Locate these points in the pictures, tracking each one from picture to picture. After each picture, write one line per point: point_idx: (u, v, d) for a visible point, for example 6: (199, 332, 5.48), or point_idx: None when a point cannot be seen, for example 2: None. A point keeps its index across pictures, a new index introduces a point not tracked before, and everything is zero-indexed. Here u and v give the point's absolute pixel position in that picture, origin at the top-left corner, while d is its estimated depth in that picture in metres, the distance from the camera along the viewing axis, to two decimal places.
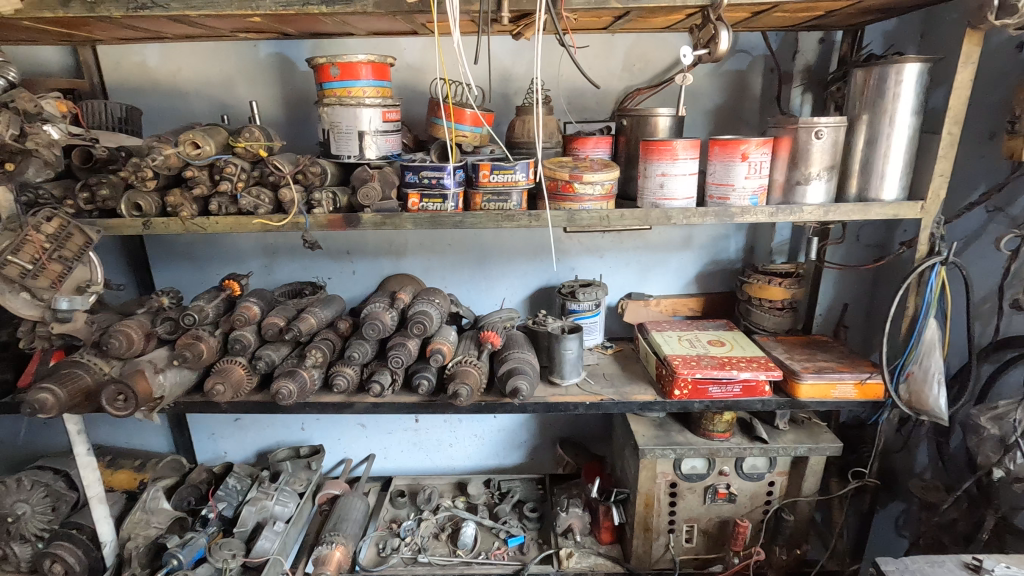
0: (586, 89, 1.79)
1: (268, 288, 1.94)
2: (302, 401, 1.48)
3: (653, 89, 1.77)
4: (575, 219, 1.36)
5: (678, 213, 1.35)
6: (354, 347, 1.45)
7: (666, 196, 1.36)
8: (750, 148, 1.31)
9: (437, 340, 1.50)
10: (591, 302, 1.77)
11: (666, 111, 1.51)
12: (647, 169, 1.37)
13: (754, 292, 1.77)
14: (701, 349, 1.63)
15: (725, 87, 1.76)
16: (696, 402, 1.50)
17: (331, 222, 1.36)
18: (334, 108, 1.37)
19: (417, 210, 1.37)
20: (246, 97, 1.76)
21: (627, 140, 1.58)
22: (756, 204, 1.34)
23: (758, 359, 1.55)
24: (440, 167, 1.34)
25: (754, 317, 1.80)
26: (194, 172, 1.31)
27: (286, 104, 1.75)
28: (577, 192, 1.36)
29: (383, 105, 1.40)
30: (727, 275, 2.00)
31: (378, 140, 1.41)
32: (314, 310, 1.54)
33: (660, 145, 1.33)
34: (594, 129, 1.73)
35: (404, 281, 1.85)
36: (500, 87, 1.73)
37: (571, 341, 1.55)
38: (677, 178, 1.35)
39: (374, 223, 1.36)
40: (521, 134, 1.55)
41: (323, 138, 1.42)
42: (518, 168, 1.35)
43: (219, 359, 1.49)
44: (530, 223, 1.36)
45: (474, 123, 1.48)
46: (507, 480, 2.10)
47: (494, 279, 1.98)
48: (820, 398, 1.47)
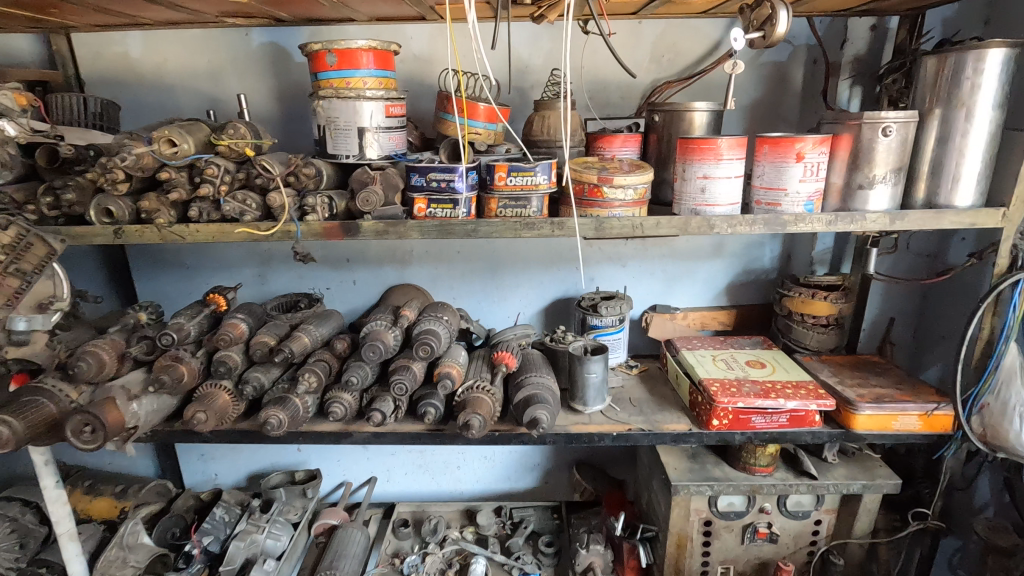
0: (609, 81, 1.63)
1: (261, 299, 1.78)
2: (293, 431, 1.32)
3: (684, 82, 1.61)
4: (605, 229, 1.19)
5: (722, 222, 1.18)
6: (352, 371, 1.29)
7: (708, 202, 1.19)
8: (806, 147, 1.14)
9: (445, 363, 1.34)
10: (615, 317, 1.60)
11: (703, 105, 1.34)
12: (686, 171, 1.20)
13: (795, 306, 1.60)
14: (740, 371, 1.46)
15: (764, 80, 1.59)
16: (737, 434, 1.33)
17: (327, 230, 1.20)
18: (330, 102, 1.21)
19: (424, 217, 1.21)
20: (235, 90, 1.60)
21: (658, 138, 1.41)
22: (811, 212, 1.17)
23: (805, 384, 1.38)
24: (451, 169, 1.18)
25: (795, 335, 1.62)
26: (171, 174, 1.14)
27: (278, 98, 1.59)
28: (605, 198, 1.19)
29: (386, 98, 1.23)
30: (762, 286, 1.82)
31: (381, 137, 1.24)
32: (308, 328, 1.38)
33: (702, 143, 1.17)
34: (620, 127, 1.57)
35: (409, 293, 1.69)
36: (515, 80, 1.57)
37: (595, 364, 1.38)
38: (721, 181, 1.18)
39: (375, 232, 1.20)
40: (540, 131, 1.39)
41: (318, 135, 1.26)
42: (539, 170, 1.20)
43: (201, 383, 1.33)
44: (553, 232, 1.19)
45: (488, 119, 1.34)
46: (519, 508, 1.93)
47: (507, 290, 1.81)
48: (879, 431, 1.30)
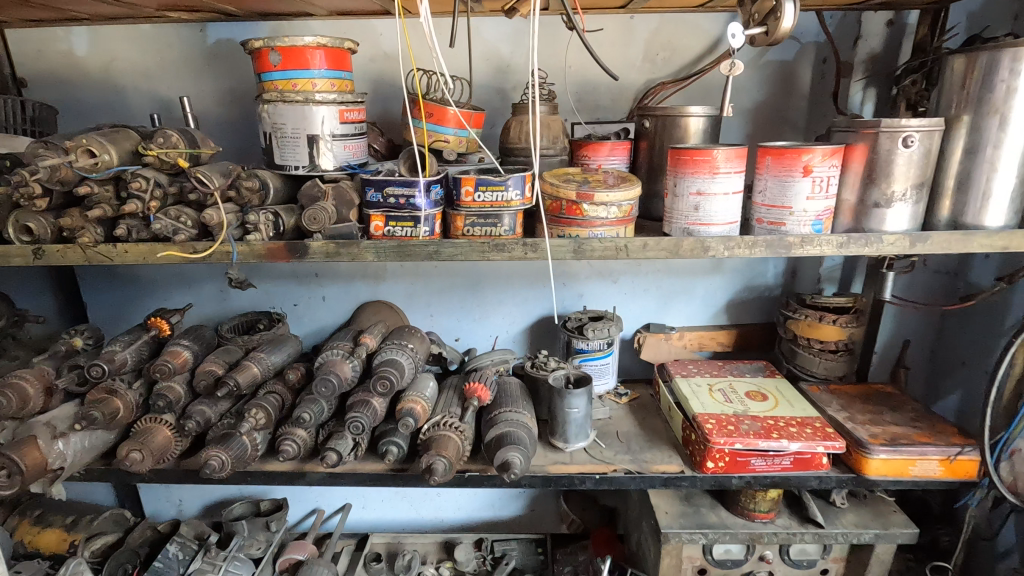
0: (598, 82, 1.49)
1: (221, 316, 1.65)
2: (240, 471, 1.19)
3: (680, 84, 1.47)
4: (584, 251, 1.05)
5: (718, 243, 1.04)
6: (304, 407, 1.15)
7: (703, 221, 1.05)
8: (814, 159, 1.00)
9: (408, 397, 1.20)
10: (602, 340, 1.46)
11: (698, 110, 1.21)
12: (677, 185, 1.06)
13: (800, 331, 1.45)
14: (739, 405, 1.31)
15: (768, 82, 1.45)
16: (734, 478, 1.19)
17: (272, 251, 1.06)
18: (275, 106, 1.07)
19: (382, 236, 1.08)
20: (184, 92, 1.46)
21: (649, 146, 1.27)
22: (820, 232, 1.03)
23: (812, 422, 1.23)
24: (410, 183, 1.04)
25: (800, 361, 1.47)
26: (92, 188, 1.01)
27: (229, 101, 1.45)
28: (585, 217, 1.05)
29: (339, 102, 1.09)
30: (765, 304, 1.68)
31: (334, 146, 1.11)
32: (259, 356, 1.25)
33: (695, 155, 1.03)
34: (608, 132, 1.42)
35: (380, 313, 1.55)
36: (493, 81, 1.43)
37: (577, 399, 1.24)
38: (717, 198, 1.04)
39: (325, 253, 1.06)
40: (516, 137, 1.25)
41: (264, 142, 1.12)
42: (511, 184, 1.05)
43: (140, 418, 1.21)
44: (526, 254, 1.06)
45: (458, 126, 1.20)
46: (501, 541, 1.80)
47: (488, 308, 1.67)
48: (894, 477, 1.15)
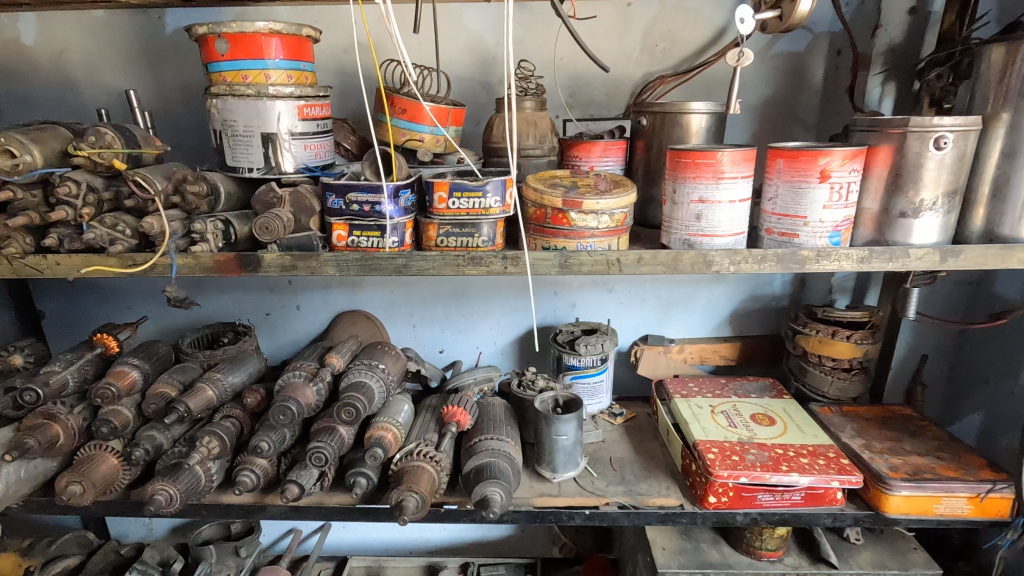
0: (592, 74, 1.37)
1: (186, 327, 1.53)
2: (192, 504, 1.08)
3: (681, 77, 1.35)
4: (571, 267, 0.93)
5: (722, 258, 0.93)
6: (261, 437, 1.03)
7: (705, 231, 0.93)
8: (832, 162, 0.88)
9: (378, 424, 1.08)
10: (595, 356, 1.35)
11: (701, 106, 1.09)
12: (677, 191, 0.94)
13: (811, 347, 1.33)
14: (744, 430, 1.20)
15: (776, 75, 1.38)
16: (739, 514, 1.08)
17: (220, 264, 0.95)
18: (225, 101, 0.95)
19: (345, 247, 0.96)
20: (140, 85, 1.33)
21: (646, 146, 1.15)
22: (837, 245, 0.91)
23: (825, 452, 1.12)
24: (376, 189, 0.93)
25: (811, 380, 1.36)
26: (14, 193, 0.89)
27: (188, 95, 1.33)
28: (574, 227, 0.93)
29: (298, 96, 0.97)
30: (771, 316, 1.56)
31: (292, 145, 0.99)
32: (215, 377, 1.13)
33: (697, 158, 0.91)
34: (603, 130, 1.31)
35: (357, 326, 1.44)
36: (476, 73, 1.30)
37: (566, 426, 1.12)
38: (722, 206, 0.92)
39: (281, 267, 0.95)
40: (499, 136, 1.13)
41: (215, 142, 1.00)
42: (490, 190, 0.93)
43: (82, 445, 1.09)
44: (505, 269, 0.94)
45: (435, 123, 1.09)
46: (488, 566, 1.69)
47: (473, 319, 1.56)
48: (917, 515, 1.04)
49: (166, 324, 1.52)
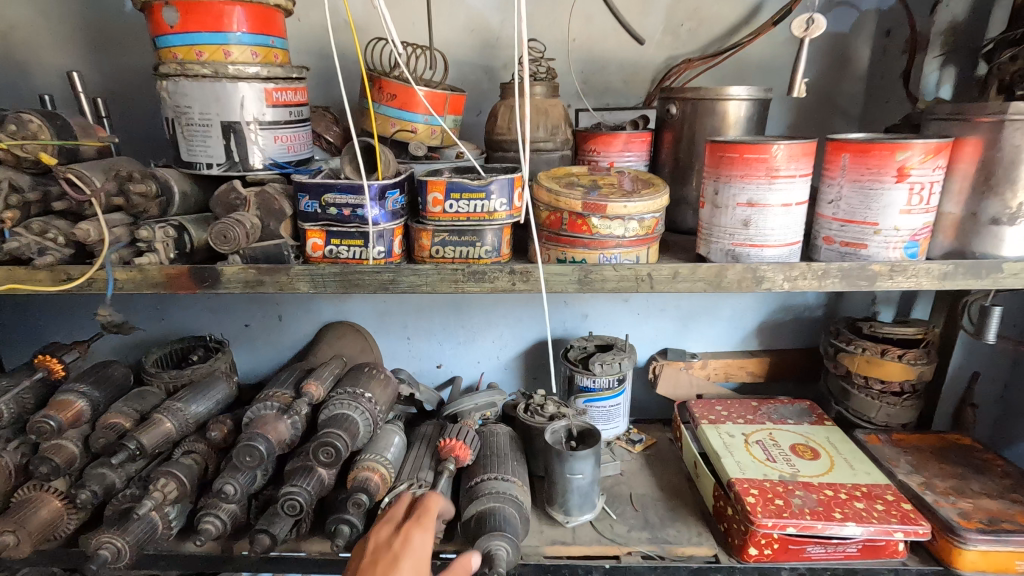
0: (609, 58, 1.21)
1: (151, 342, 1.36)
2: (147, 556, 0.92)
3: (710, 60, 1.19)
4: (592, 283, 0.78)
5: (774, 273, 0.77)
6: (225, 481, 0.88)
7: (753, 241, 0.77)
8: (912, 157, 0.72)
9: (363, 463, 0.93)
10: (612, 376, 1.20)
11: (740, 91, 0.94)
12: (720, 193, 0.78)
13: (857, 368, 1.18)
14: (785, 466, 1.04)
15: (815, 58, 1.23)
16: (785, 569, 0.93)
17: (171, 279, 0.79)
18: (177, 83, 0.79)
19: (323, 259, 0.81)
20: (92, 70, 1.15)
21: (675, 139, 0.99)
22: (914, 258, 0.76)
23: (881, 495, 0.97)
24: (357, 189, 0.77)
25: (855, 404, 1.21)
26: None
27: (144, 81, 1.15)
28: (596, 235, 0.77)
29: (265, 78, 0.81)
30: (804, 328, 1.41)
31: (259, 136, 0.83)
32: (175, 406, 0.98)
33: (745, 151, 0.75)
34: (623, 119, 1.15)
35: (345, 341, 1.25)
36: (477, 54, 1.14)
37: (583, 463, 0.97)
38: (775, 211, 0.76)
39: (245, 282, 0.80)
40: (504, 127, 0.98)
41: (168, 132, 0.84)
42: (494, 191, 0.78)
43: (20, 486, 0.94)
44: (512, 285, 0.79)
45: (429, 111, 0.94)
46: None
47: (474, 331, 1.40)
48: (993, 572, 0.90)
49: (128, 341, 1.34)
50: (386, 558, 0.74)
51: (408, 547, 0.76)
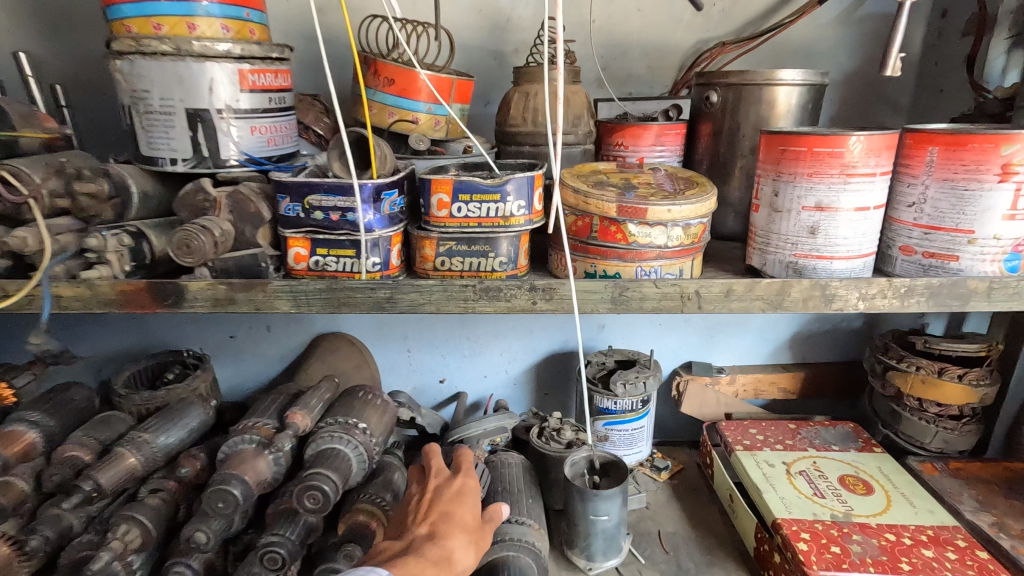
0: (631, 42, 1.08)
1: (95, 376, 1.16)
2: None
3: (745, 44, 1.07)
4: (629, 302, 0.65)
5: (848, 291, 0.64)
6: (196, 531, 0.75)
7: (821, 252, 0.65)
8: (1020, 152, 0.59)
9: (356, 508, 0.81)
10: (635, 397, 1.07)
11: (792, 75, 0.81)
12: (781, 194, 0.65)
13: (910, 389, 1.06)
14: (836, 504, 0.92)
15: (862, 42, 1.10)
16: None
17: (126, 296, 0.66)
18: (133, 62, 0.67)
19: (308, 272, 0.69)
20: (37, 45, 0.93)
21: (714, 132, 0.87)
22: (1015, 272, 0.63)
23: (951, 540, 0.85)
24: (347, 189, 0.65)
25: (907, 428, 1.08)
26: None
27: (63, 67, 0.94)
28: (633, 245, 0.65)
29: (238, 57, 0.68)
30: (842, 341, 1.28)
31: (233, 127, 0.70)
32: (140, 438, 0.84)
33: (815, 144, 0.62)
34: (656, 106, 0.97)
35: (340, 355, 1.10)
36: (486, 37, 1.01)
37: (608, 503, 0.85)
38: (848, 216, 0.63)
39: (215, 301, 0.67)
40: (517, 117, 0.85)
41: (126, 122, 0.72)
42: (511, 191, 0.65)
43: None
44: (533, 305, 0.66)
45: (433, 99, 0.82)
46: None
47: (479, 339, 1.24)
48: None
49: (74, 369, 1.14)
50: (452, 492, 0.79)
51: (470, 487, 0.81)
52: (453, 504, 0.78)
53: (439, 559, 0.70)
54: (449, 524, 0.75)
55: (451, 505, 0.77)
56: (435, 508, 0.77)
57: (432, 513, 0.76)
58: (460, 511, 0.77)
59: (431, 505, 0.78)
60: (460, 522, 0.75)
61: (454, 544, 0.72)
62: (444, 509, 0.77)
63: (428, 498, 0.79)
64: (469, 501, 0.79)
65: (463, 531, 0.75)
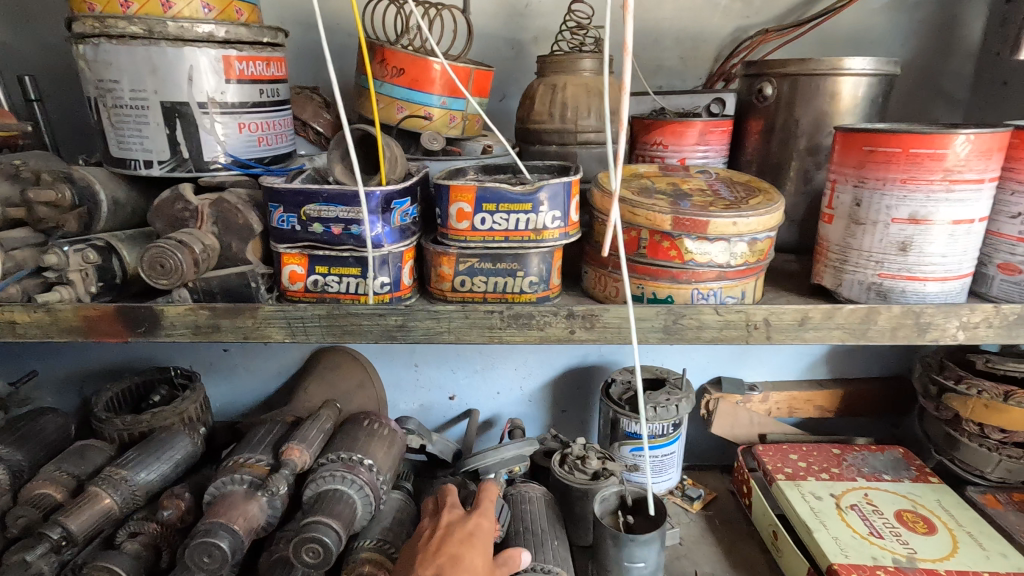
0: (663, 29, 0.98)
1: (67, 395, 1.05)
2: None
3: (790, 32, 0.97)
4: (683, 331, 0.56)
5: (943, 319, 0.55)
6: None
7: (913, 272, 0.55)
8: None
9: (360, 557, 0.71)
10: (668, 422, 0.97)
11: (859, 65, 0.71)
12: (864, 203, 0.55)
13: (970, 413, 0.94)
14: (897, 546, 0.82)
15: (917, 31, 0.99)
16: None
17: (91, 322, 0.57)
18: (98, 47, 0.57)
19: (306, 294, 0.59)
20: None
21: (766, 130, 0.77)
22: None
23: None
24: (351, 199, 0.55)
25: (965, 455, 0.98)
26: None
27: (17, 53, 0.84)
28: (688, 264, 0.55)
29: (222, 41, 0.58)
30: (885, 357, 1.17)
31: (219, 124, 0.60)
32: (117, 475, 0.74)
33: (913, 144, 0.52)
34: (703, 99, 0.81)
35: (339, 373, 0.98)
36: (502, 23, 0.91)
37: (645, 549, 0.75)
38: (946, 230, 0.53)
39: (196, 328, 0.58)
40: (543, 113, 0.75)
41: (94, 117, 0.62)
42: (544, 200, 0.56)
43: None
44: (570, 334, 0.57)
45: (450, 93, 0.72)
46: None
47: (492, 352, 1.10)
48: None
49: (46, 389, 1.05)
50: (464, 532, 0.71)
51: (484, 528, 0.72)
52: (463, 546, 0.69)
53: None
54: (457, 568, 0.66)
55: (461, 548, 0.68)
56: (443, 550, 0.68)
57: (440, 555, 0.68)
58: (471, 555, 0.68)
59: (440, 544, 0.69)
60: (469, 567, 0.67)
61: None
62: (453, 551, 0.68)
63: (436, 536, 0.71)
64: (481, 544, 0.70)
65: None
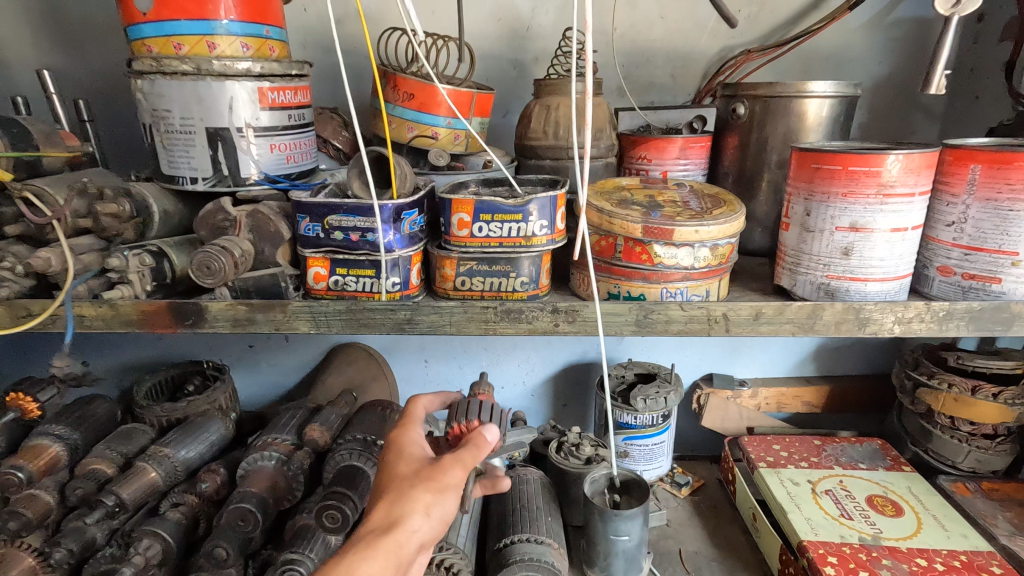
0: (654, 49, 1.06)
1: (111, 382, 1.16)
2: None
3: (772, 51, 1.04)
4: (654, 325, 0.64)
5: (882, 315, 0.62)
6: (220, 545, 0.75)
7: (857, 273, 0.62)
8: None
9: None
10: (656, 413, 1.04)
11: (822, 87, 0.78)
12: (813, 213, 0.63)
13: (942, 407, 1.00)
14: (865, 527, 0.89)
15: (893, 48, 1.06)
16: None
17: (148, 316, 0.66)
18: (153, 81, 0.67)
19: (327, 291, 0.68)
20: (64, 64, 0.94)
21: (741, 145, 0.85)
22: None
23: (986, 566, 0.82)
24: (366, 209, 0.64)
25: (937, 447, 1.04)
26: None
27: (75, 78, 0.95)
28: (658, 266, 0.63)
29: (257, 74, 0.68)
30: (870, 355, 1.23)
31: (254, 145, 0.70)
32: (161, 453, 0.84)
33: (852, 163, 0.59)
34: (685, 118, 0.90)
35: (356, 367, 1.07)
36: (506, 46, 1.00)
37: (629, 523, 0.83)
38: (884, 238, 0.61)
39: (235, 320, 0.67)
40: (538, 130, 0.84)
41: (147, 140, 0.72)
42: (533, 211, 0.64)
43: None
44: (555, 327, 0.65)
45: (454, 114, 0.81)
46: None
47: (497, 349, 1.19)
48: None
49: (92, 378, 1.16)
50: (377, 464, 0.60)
51: (395, 447, 0.60)
52: (380, 473, 0.58)
53: (376, 530, 0.51)
54: (382, 492, 0.55)
55: (378, 474, 0.58)
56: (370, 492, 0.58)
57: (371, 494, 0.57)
58: (392, 469, 0.57)
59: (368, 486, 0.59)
60: (392, 480, 0.55)
61: (389, 507, 0.52)
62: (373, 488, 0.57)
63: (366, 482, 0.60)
64: (395, 459, 0.58)
65: (398, 486, 0.54)
